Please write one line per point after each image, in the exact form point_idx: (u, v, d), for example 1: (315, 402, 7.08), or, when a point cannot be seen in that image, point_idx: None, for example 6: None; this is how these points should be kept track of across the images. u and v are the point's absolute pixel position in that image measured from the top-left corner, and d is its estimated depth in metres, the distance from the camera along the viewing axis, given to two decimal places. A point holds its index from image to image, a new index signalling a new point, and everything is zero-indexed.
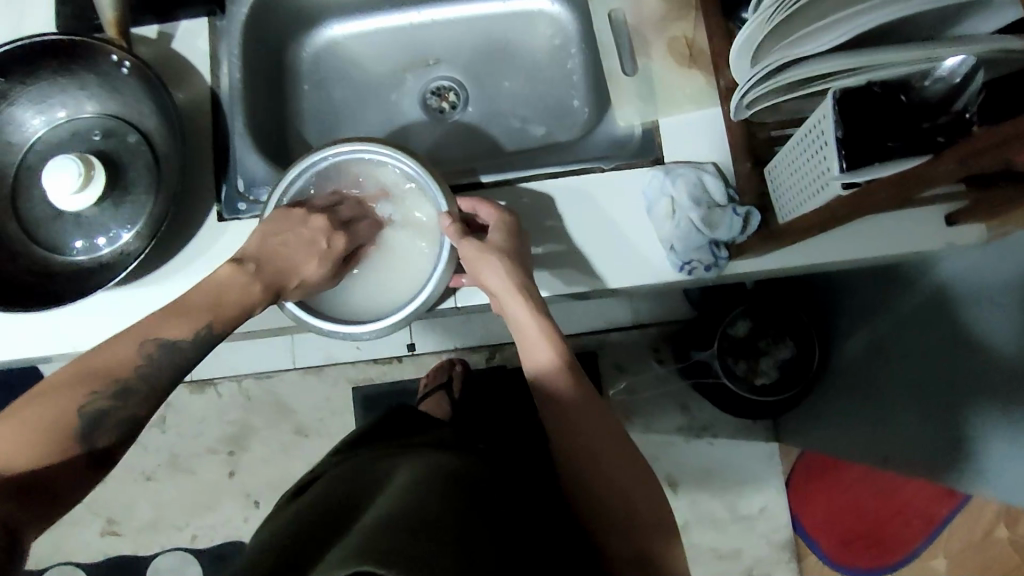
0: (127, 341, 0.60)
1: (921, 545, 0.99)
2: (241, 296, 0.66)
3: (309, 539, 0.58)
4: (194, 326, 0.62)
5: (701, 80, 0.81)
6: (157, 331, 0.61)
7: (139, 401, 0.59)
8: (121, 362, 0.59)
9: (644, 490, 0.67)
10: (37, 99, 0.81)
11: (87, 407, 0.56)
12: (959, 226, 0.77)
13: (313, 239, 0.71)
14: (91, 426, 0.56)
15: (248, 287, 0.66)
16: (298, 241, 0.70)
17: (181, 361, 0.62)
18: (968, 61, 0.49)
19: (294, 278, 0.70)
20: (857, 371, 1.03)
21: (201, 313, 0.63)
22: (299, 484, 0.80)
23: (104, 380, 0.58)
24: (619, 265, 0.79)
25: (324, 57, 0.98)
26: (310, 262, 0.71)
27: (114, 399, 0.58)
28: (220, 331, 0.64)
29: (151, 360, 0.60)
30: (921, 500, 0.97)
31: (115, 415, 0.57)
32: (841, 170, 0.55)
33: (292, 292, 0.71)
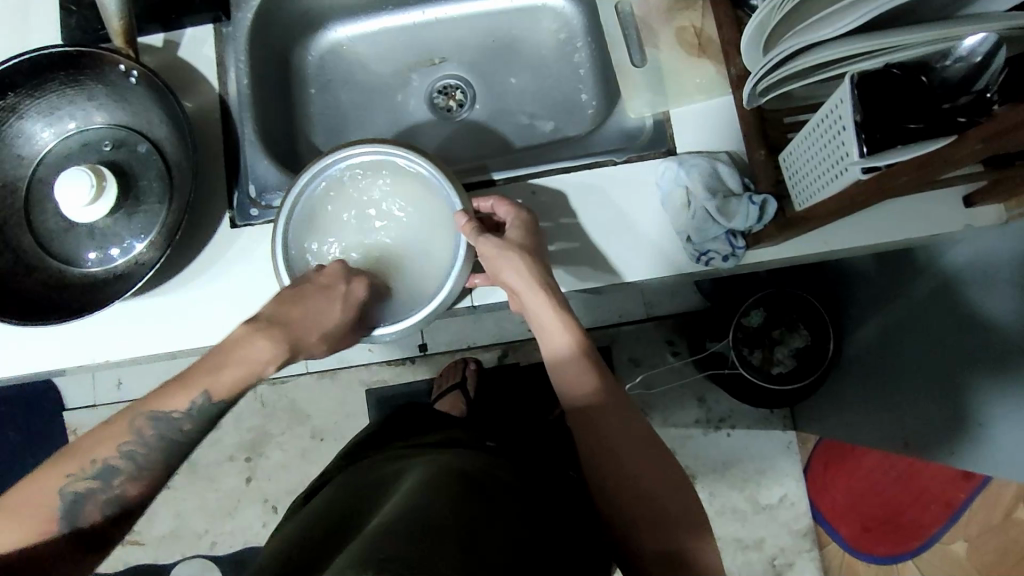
0: (119, 419, 0.61)
1: (942, 528, 1.04)
2: (243, 359, 0.65)
3: (320, 541, 0.60)
4: (189, 395, 0.63)
5: (711, 68, 0.80)
6: (153, 405, 0.62)
7: (124, 478, 0.60)
8: (106, 441, 0.60)
9: (670, 486, 0.66)
10: (46, 112, 0.81)
11: (69, 488, 0.58)
12: (978, 207, 0.76)
13: (330, 287, 0.71)
14: (73, 507, 0.58)
15: (252, 346, 0.65)
16: (315, 288, 0.70)
17: (174, 435, 0.62)
18: (990, 39, 0.49)
19: (311, 332, 0.69)
20: (873, 357, 1.02)
21: (195, 383, 0.63)
22: (310, 490, 0.81)
23: (85, 461, 0.59)
24: (635, 259, 0.79)
25: (329, 60, 0.98)
26: (329, 312, 0.70)
27: (97, 479, 0.59)
28: (218, 401, 0.64)
29: (140, 438, 0.61)
30: (939, 484, 1.02)
31: (99, 496, 0.59)
32: (863, 155, 0.54)
33: (315, 347, 0.70)
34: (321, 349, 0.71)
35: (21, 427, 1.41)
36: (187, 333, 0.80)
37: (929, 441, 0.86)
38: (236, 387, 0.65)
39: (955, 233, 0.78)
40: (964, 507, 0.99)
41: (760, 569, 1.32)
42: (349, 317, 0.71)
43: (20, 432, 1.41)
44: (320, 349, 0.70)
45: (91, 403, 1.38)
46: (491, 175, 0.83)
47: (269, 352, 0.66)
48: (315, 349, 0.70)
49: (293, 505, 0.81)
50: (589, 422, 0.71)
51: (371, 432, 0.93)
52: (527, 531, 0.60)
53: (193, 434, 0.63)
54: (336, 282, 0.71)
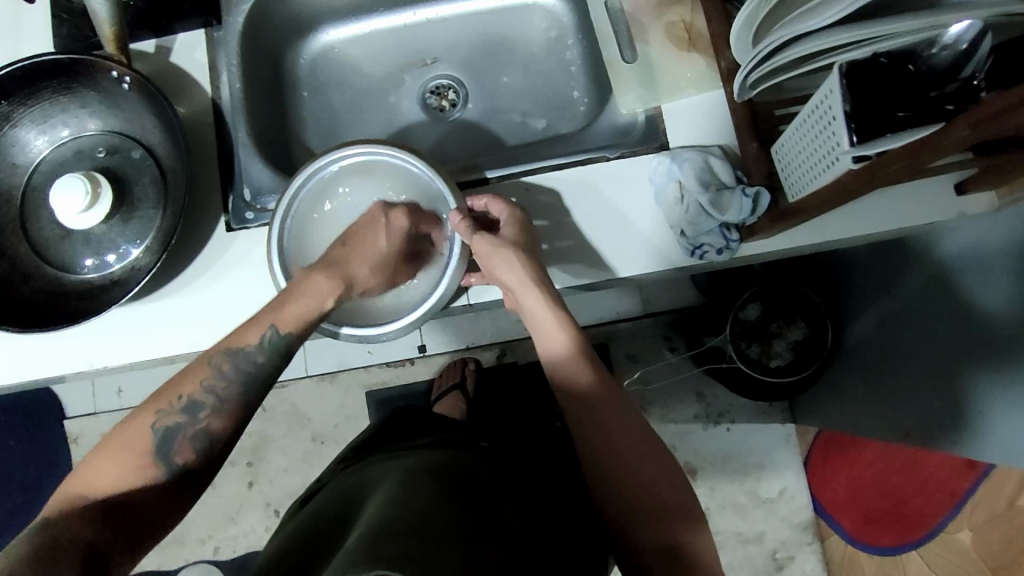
0: (200, 360, 0.64)
1: (946, 518, 1.04)
2: (307, 292, 0.68)
3: (318, 538, 0.61)
4: (260, 329, 0.66)
5: (701, 63, 0.81)
6: (229, 342, 0.65)
7: (208, 413, 0.62)
8: (189, 379, 0.63)
9: (669, 480, 0.67)
10: (40, 120, 0.81)
11: (160, 424, 0.60)
12: (970, 194, 0.76)
13: (372, 223, 0.75)
14: (165, 443, 0.60)
15: (311, 281, 0.69)
16: (362, 230, 0.74)
17: (251, 368, 0.65)
18: (975, 26, 0.49)
19: (361, 265, 0.72)
20: (870, 348, 1.02)
21: (264, 320, 0.67)
22: (307, 493, 0.81)
23: (172, 398, 0.62)
24: (629, 253, 0.79)
25: (321, 63, 0.98)
26: (376, 244, 0.74)
27: (184, 414, 0.61)
28: (286, 333, 0.67)
29: (220, 373, 0.64)
30: (943, 475, 1.03)
31: (187, 429, 0.61)
32: (852, 144, 0.54)
33: (371, 281, 0.73)
34: (376, 284, 0.74)
35: (22, 436, 1.42)
36: (184, 337, 0.80)
37: (928, 429, 0.87)
38: (304, 318, 0.68)
39: (948, 220, 0.78)
40: (969, 497, 1.00)
41: (762, 562, 1.32)
42: (394, 249, 0.74)
43: (21, 442, 1.42)
44: (374, 284, 0.74)
45: (91, 411, 1.38)
46: (485, 172, 0.83)
47: (327, 285, 0.69)
48: (370, 283, 0.73)
49: (292, 507, 0.81)
50: (587, 417, 0.71)
51: (367, 436, 0.94)
52: (518, 529, 0.62)
53: (267, 368, 0.66)
54: (377, 220, 0.75)
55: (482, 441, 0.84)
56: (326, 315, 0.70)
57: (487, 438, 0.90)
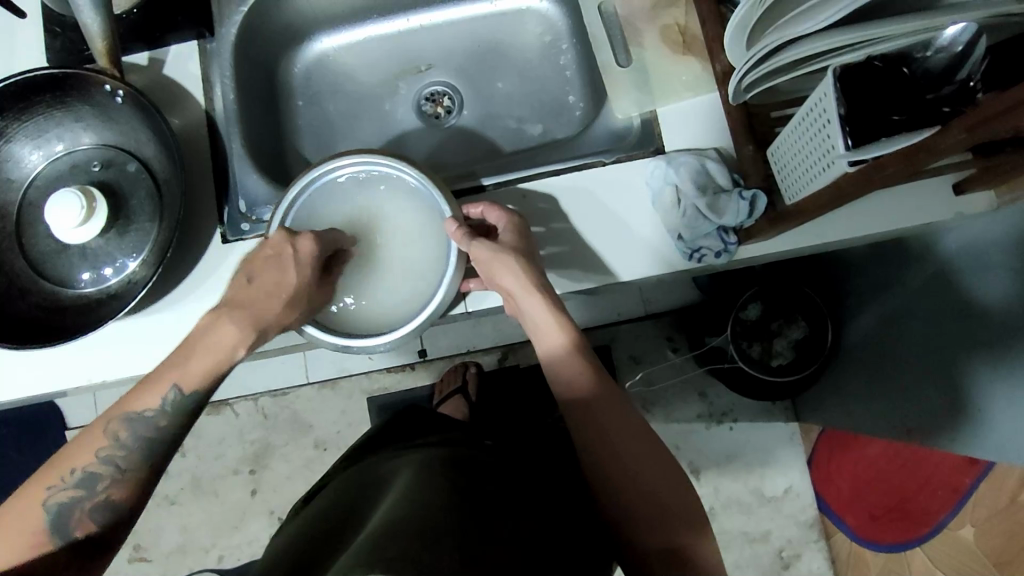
0: (93, 427, 0.63)
1: (948, 515, 1.04)
2: (205, 348, 0.65)
3: (314, 541, 0.61)
4: (160, 391, 0.64)
5: (697, 65, 0.80)
6: (122, 409, 0.64)
7: (107, 483, 0.62)
8: (83, 449, 0.62)
9: (671, 482, 0.66)
10: (34, 135, 0.81)
11: (53, 500, 0.60)
12: (968, 194, 0.75)
13: (279, 253, 0.69)
14: (61, 517, 0.60)
15: (219, 334, 0.66)
16: (266, 261, 0.69)
17: (150, 433, 0.64)
18: (970, 28, 0.49)
19: (272, 303, 0.68)
20: (871, 347, 1.02)
21: (163, 380, 0.65)
22: (311, 491, 0.82)
23: (65, 470, 0.61)
24: (627, 257, 0.79)
25: (316, 72, 0.98)
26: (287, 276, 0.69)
27: (82, 487, 0.61)
28: (189, 391, 0.65)
29: (118, 442, 0.63)
30: (945, 471, 1.03)
31: (84, 503, 0.61)
32: (847, 148, 0.54)
33: (288, 316, 0.69)
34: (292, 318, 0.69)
35: (23, 449, 1.42)
36: None
37: (931, 426, 0.86)
38: (207, 372, 0.65)
39: (947, 220, 0.78)
40: (971, 492, 1.00)
41: (768, 561, 1.32)
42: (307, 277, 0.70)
43: (22, 455, 1.41)
44: (292, 317, 0.69)
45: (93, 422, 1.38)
46: (482, 179, 0.83)
47: (234, 336, 0.66)
48: (287, 318, 0.69)
49: (294, 507, 0.82)
50: (590, 418, 0.71)
51: (371, 435, 0.94)
52: (519, 531, 0.62)
53: (170, 430, 0.65)
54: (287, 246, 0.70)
55: (483, 441, 0.84)
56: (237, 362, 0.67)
57: (490, 437, 0.90)
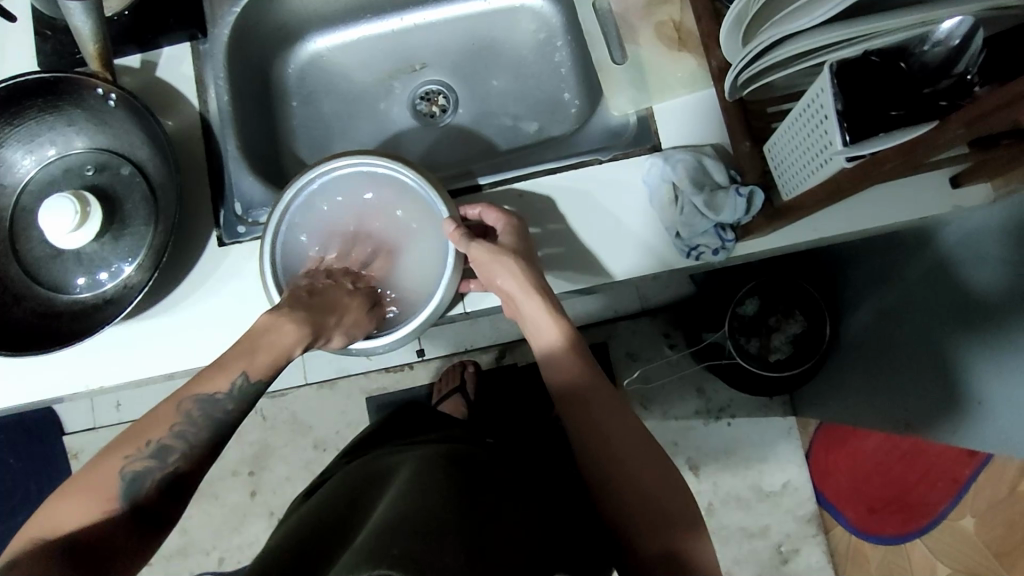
0: (165, 404, 0.60)
1: (947, 506, 1.02)
2: (273, 340, 0.64)
3: (309, 538, 0.60)
4: (230, 376, 0.62)
5: (692, 62, 0.80)
6: (193, 388, 0.61)
7: (177, 457, 0.59)
8: (157, 423, 0.59)
9: (669, 484, 0.66)
10: (26, 140, 0.80)
11: (128, 468, 0.56)
12: (966, 186, 0.76)
13: (337, 286, 0.74)
14: (132, 487, 0.56)
15: (283, 331, 0.65)
16: (329, 288, 0.73)
17: (219, 415, 0.61)
18: (967, 22, 0.49)
19: (329, 314, 0.69)
20: (869, 340, 1.02)
21: (233, 365, 0.63)
22: (311, 486, 0.82)
23: (139, 443, 0.58)
24: (624, 256, 0.78)
25: (310, 72, 0.98)
26: (347, 299, 0.73)
27: (152, 458, 0.58)
28: (256, 380, 0.63)
29: (189, 418, 0.60)
30: (944, 463, 1.01)
31: (156, 474, 0.57)
32: (846, 143, 0.53)
33: (335, 332, 0.69)
34: (337, 343, 0.70)
35: (22, 454, 1.41)
36: (179, 354, 0.79)
37: (927, 420, 0.87)
38: (271, 366, 0.64)
39: (944, 214, 0.78)
40: (971, 484, 0.97)
41: (768, 556, 1.32)
42: (360, 300, 0.74)
43: (21, 459, 1.41)
44: (340, 340, 0.70)
45: (91, 425, 1.38)
46: (477, 179, 0.82)
47: (294, 335, 0.65)
48: (337, 338, 0.70)
49: (294, 501, 0.81)
50: (586, 419, 0.71)
51: (370, 431, 0.94)
52: (520, 530, 0.61)
53: (236, 414, 0.62)
54: (343, 281, 0.75)
55: (483, 438, 0.83)
56: (291, 361, 0.67)
57: (490, 435, 0.90)
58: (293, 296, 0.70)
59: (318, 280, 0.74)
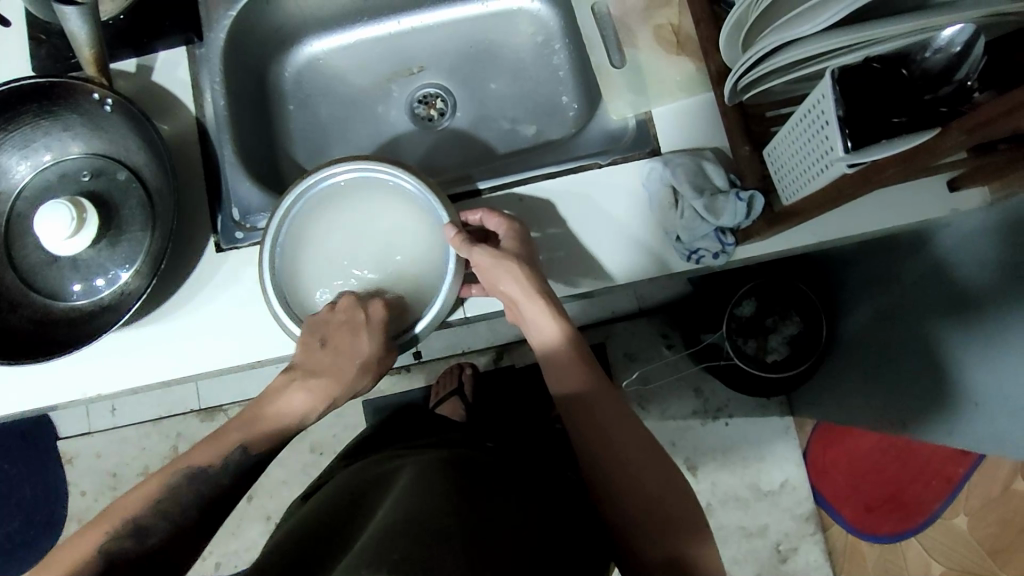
0: (154, 478, 0.61)
1: (943, 504, 1.13)
2: (283, 411, 0.71)
3: (307, 542, 0.60)
4: (226, 449, 0.65)
5: (690, 66, 0.80)
6: (186, 462, 0.63)
7: (157, 535, 0.58)
8: (139, 500, 0.59)
9: (671, 488, 0.66)
10: (21, 146, 0.79)
11: (104, 544, 0.56)
12: (962, 190, 0.76)
13: (352, 321, 0.72)
14: (106, 564, 0.55)
15: (294, 400, 0.71)
16: (341, 332, 0.71)
17: (207, 488, 0.62)
18: (968, 29, 0.49)
19: (344, 370, 0.72)
20: (865, 342, 1.02)
21: (232, 438, 0.66)
22: (309, 488, 0.82)
23: (119, 519, 0.58)
24: (623, 260, 0.78)
25: (306, 76, 0.97)
26: (359, 343, 0.72)
27: (132, 535, 0.57)
28: (255, 451, 0.66)
29: (175, 493, 0.60)
30: (938, 463, 1.12)
31: (134, 551, 0.56)
32: (847, 150, 0.53)
33: (359, 383, 0.74)
34: (365, 386, 0.75)
35: (17, 459, 1.40)
36: (177, 361, 0.79)
37: (923, 420, 0.87)
38: (274, 435, 0.69)
39: (940, 217, 0.79)
40: (963, 481, 1.11)
41: (767, 556, 1.31)
42: (377, 343, 0.72)
43: (16, 465, 1.40)
44: (366, 385, 0.75)
45: (86, 430, 1.37)
46: (476, 184, 0.82)
47: (305, 402, 0.71)
48: (356, 386, 0.74)
49: (293, 503, 0.81)
50: (590, 423, 0.70)
51: (368, 434, 0.95)
52: (523, 532, 0.61)
53: (227, 486, 0.63)
54: (355, 315, 0.72)
55: (484, 441, 0.84)
56: (301, 427, 0.72)
57: (489, 438, 0.90)
58: (306, 355, 0.71)
59: (326, 322, 0.72)
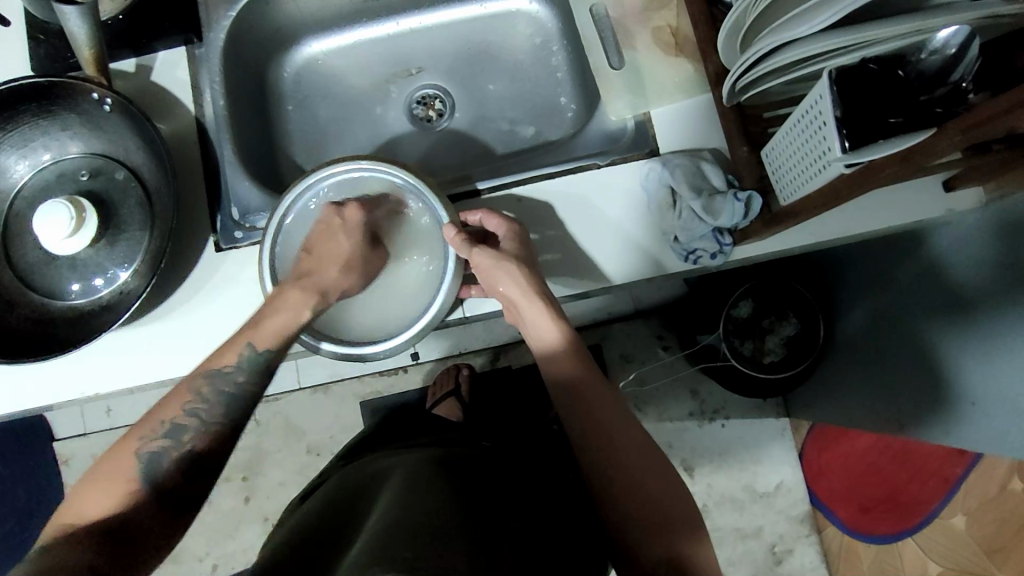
0: (179, 386, 0.66)
1: (938, 505, 1.03)
2: (284, 308, 0.70)
3: (303, 544, 0.60)
4: (238, 348, 0.68)
5: (689, 68, 0.81)
6: (206, 366, 0.67)
7: (192, 435, 0.64)
8: (170, 406, 0.64)
9: (672, 491, 0.66)
10: (20, 145, 0.79)
11: (146, 448, 0.61)
12: (957, 191, 0.77)
13: (329, 225, 0.75)
14: (151, 465, 0.61)
15: (289, 299, 0.70)
16: (321, 237, 0.75)
17: (230, 389, 0.67)
18: (963, 31, 0.50)
19: (330, 266, 0.74)
20: (861, 342, 1.03)
21: (241, 338, 0.68)
22: (307, 489, 0.82)
23: (154, 424, 0.63)
24: (621, 260, 0.79)
25: (305, 76, 0.97)
26: (340, 241, 0.75)
27: (168, 437, 0.62)
28: (264, 347, 0.68)
29: (200, 396, 0.65)
30: (935, 460, 1.03)
31: (174, 452, 0.62)
32: (845, 150, 0.54)
33: (348, 280, 0.75)
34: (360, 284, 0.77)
35: (11, 460, 1.39)
36: (175, 361, 0.79)
37: (919, 420, 0.88)
38: (279, 333, 0.69)
39: (936, 218, 0.79)
40: (960, 483, 0.99)
41: (762, 558, 1.33)
42: (358, 241, 0.75)
43: (10, 468, 1.39)
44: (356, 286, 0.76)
45: (81, 432, 1.37)
46: (475, 184, 0.82)
47: (301, 297, 0.70)
48: (346, 282, 0.75)
49: (291, 504, 0.81)
50: (590, 425, 0.70)
51: (366, 435, 0.95)
52: (522, 530, 0.62)
53: (248, 385, 0.67)
54: (332, 219, 0.75)
55: (481, 441, 0.84)
56: (304, 327, 0.71)
57: (487, 439, 0.90)
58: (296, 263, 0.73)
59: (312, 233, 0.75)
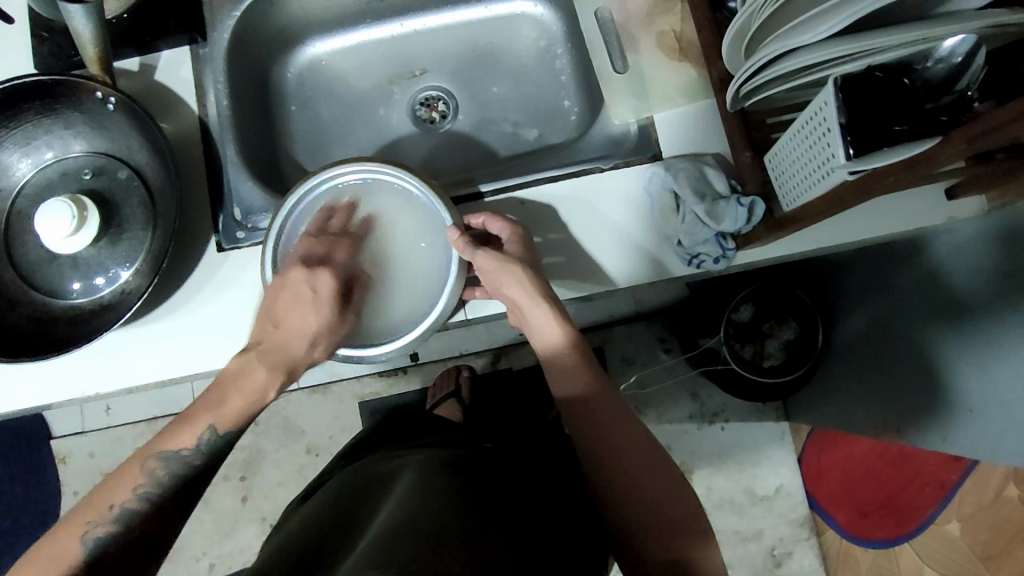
0: (130, 464, 0.61)
1: (937, 509, 1.15)
2: (244, 391, 0.66)
3: (309, 543, 0.60)
4: (196, 432, 0.63)
5: (692, 72, 0.81)
6: (160, 446, 0.62)
7: (139, 521, 0.59)
8: (120, 487, 0.59)
9: (674, 491, 0.66)
10: (22, 143, 0.79)
11: (89, 536, 0.57)
12: (959, 199, 0.77)
13: (297, 295, 0.71)
14: (92, 556, 0.56)
15: (256, 376, 0.67)
16: (289, 306, 0.70)
17: (185, 472, 0.62)
18: (968, 40, 0.50)
19: (298, 341, 0.70)
20: (861, 349, 1.03)
21: (202, 419, 0.64)
22: (307, 489, 0.82)
23: (101, 509, 0.58)
24: (625, 264, 0.79)
25: (309, 77, 0.97)
26: (307, 313, 0.71)
27: (115, 525, 0.58)
28: (225, 431, 0.65)
29: (154, 480, 0.61)
30: (936, 467, 1.14)
31: (118, 542, 0.58)
32: (848, 157, 0.53)
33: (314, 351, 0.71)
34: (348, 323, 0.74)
35: (9, 458, 1.39)
36: (178, 359, 0.78)
37: (918, 425, 0.87)
38: (240, 416, 0.66)
39: (938, 224, 0.79)
40: (955, 486, 1.12)
41: (761, 561, 1.32)
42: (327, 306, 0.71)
43: (8, 466, 1.39)
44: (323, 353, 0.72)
45: (80, 430, 1.36)
46: (478, 187, 0.82)
47: (265, 380, 0.67)
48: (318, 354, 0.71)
49: (292, 503, 0.81)
50: (594, 427, 0.70)
51: (366, 435, 0.95)
52: (524, 532, 0.62)
53: (204, 467, 0.64)
54: (302, 286, 0.71)
55: (483, 443, 0.84)
56: (264, 407, 0.68)
57: (489, 440, 0.90)
58: (260, 332, 0.70)
59: (280, 290, 0.71)
